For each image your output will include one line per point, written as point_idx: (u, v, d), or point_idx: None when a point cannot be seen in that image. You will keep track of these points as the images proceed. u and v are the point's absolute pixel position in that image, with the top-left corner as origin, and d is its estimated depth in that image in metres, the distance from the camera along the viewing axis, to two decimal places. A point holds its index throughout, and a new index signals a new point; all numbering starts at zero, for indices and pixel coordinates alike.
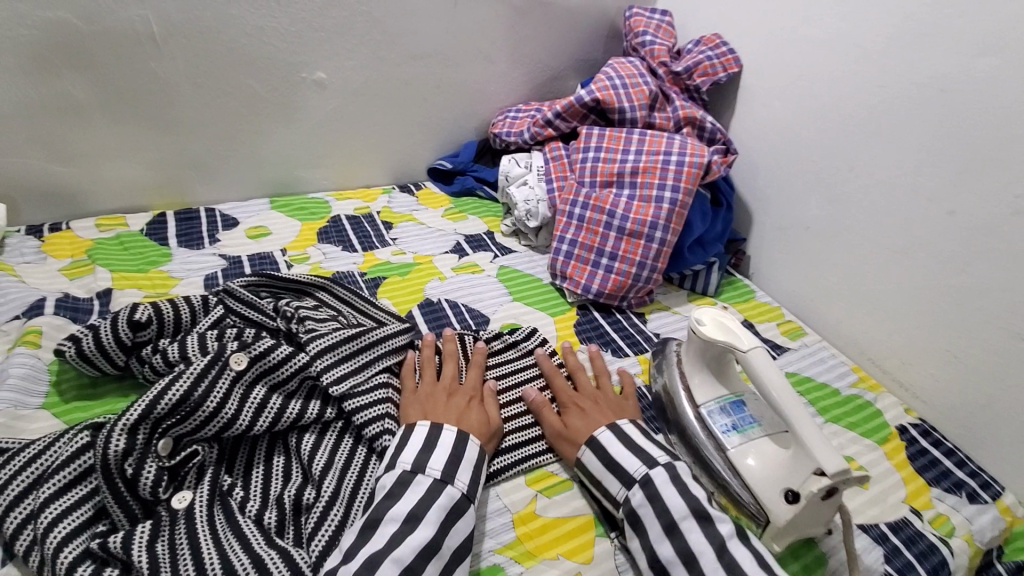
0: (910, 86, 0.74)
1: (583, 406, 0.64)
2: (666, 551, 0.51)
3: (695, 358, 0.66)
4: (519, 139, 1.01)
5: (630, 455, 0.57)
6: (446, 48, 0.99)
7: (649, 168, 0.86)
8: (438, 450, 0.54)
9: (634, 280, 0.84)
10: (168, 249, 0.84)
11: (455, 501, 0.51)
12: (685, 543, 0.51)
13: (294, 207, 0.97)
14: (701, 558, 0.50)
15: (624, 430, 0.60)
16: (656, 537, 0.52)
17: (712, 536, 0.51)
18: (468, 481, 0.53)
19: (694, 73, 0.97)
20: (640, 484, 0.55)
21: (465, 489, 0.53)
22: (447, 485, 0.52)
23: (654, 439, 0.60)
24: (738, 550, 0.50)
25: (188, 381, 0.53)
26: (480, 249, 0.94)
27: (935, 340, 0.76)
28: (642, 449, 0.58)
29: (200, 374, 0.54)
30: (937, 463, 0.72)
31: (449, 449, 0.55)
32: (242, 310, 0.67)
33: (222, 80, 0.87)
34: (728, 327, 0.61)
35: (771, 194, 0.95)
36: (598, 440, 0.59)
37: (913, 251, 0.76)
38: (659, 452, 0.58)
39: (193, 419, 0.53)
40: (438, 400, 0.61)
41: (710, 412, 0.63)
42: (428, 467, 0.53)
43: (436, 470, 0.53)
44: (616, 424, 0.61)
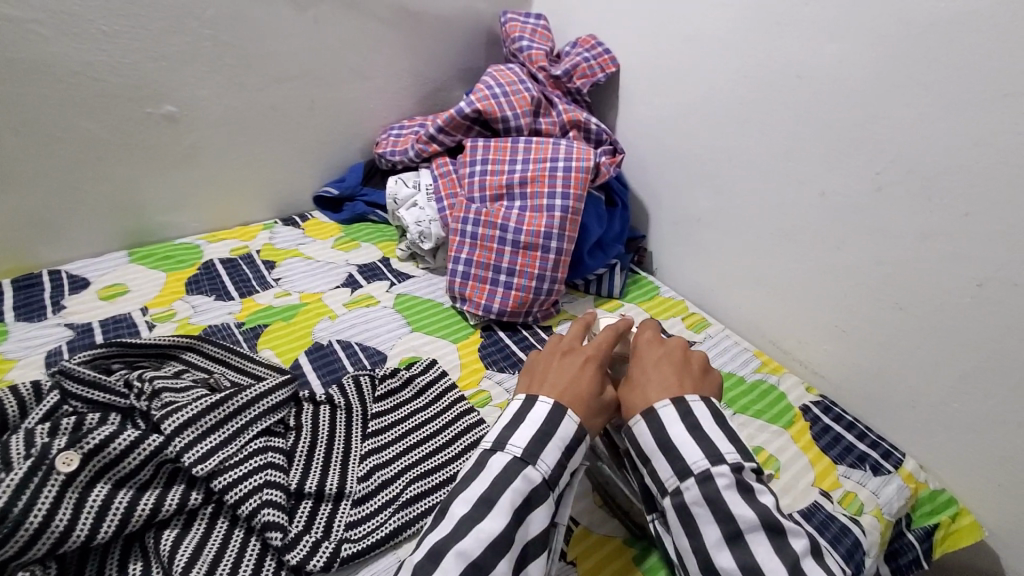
0: (772, 76, 0.76)
1: (654, 370, 0.57)
2: (724, 560, 0.47)
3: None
4: (405, 158, 0.96)
5: (694, 443, 0.51)
6: (313, 68, 0.92)
7: (537, 177, 0.84)
8: (523, 428, 0.51)
9: (535, 293, 0.81)
10: (1, 326, 0.72)
11: (535, 485, 0.49)
12: (750, 555, 0.46)
13: (158, 256, 0.87)
14: (767, 573, 0.45)
15: (691, 409, 0.53)
16: (713, 543, 0.47)
17: (783, 552, 0.46)
18: (552, 464, 0.50)
19: (573, 76, 0.95)
20: (697, 479, 0.49)
21: (546, 473, 0.50)
22: (528, 466, 0.49)
23: (728, 429, 0.52)
24: (813, 569, 0.46)
25: (3, 497, 0.45)
26: (375, 279, 0.88)
27: (826, 318, 0.78)
28: (714, 441, 0.51)
29: (19, 486, 0.46)
30: (840, 439, 0.74)
31: (535, 427, 0.52)
32: (84, 392, 0.58)
33: (49, 124, 0.76)
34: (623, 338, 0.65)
35: (662, 190, 0.96)
36: (658, 416, 0.53)
37: (796, 234, 0.78)
38: (729, 449, 0.51)
39: (13, 542, 0.45)
40: (550, 364, 0.58)
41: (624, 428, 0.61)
42: (540, 460, 0.50)
43: (518, 448, 0.50)
44: (683, 401, 0.53)
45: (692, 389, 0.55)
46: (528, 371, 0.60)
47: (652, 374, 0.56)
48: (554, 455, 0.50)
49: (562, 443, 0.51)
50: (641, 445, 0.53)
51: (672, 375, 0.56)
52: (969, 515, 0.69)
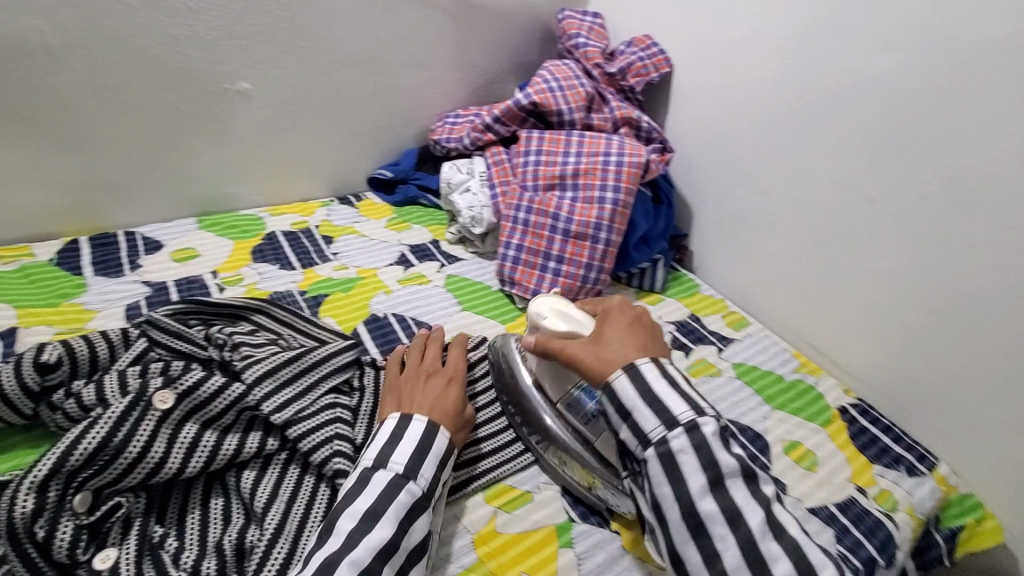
0: (826, 82, 0.78)
1: (621, 332, 0.57)
2: (708, 505, 0.48)
3: (547, 371, 0.62)
4: (459, 145, 0.99)
5: (677, 396, 0.51)
6: (376, 55, 0.96)
7: (590, 169, 0.87)
8: (405, 444, 0.52)
9: (582, 282, 0.84)
10: (83, 279, 0.77)
11: (416, 499, 0.50)
12: (728, 498, 0.48)
13: (224, 225, 0.91)
14: (748, 517, 0.47)
15: (668, 367, 0.54)
16: (698, 491, 0.48)
17: (757, 495, 0.49)
18: (430, 477, 0.51)
19: (627, 74, 0.98)
20: (684, 428, 0.50)
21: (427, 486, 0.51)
22: (408, 481, 0.50)
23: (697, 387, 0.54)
24: (780, 511, 0.50)
25: (106, 427, 0.50)
26: (426, 259, 0.91)
27: (866, 323, 0.79)
28: (692, 395, 0.52)
29: (120, 418, 0.51)
30: (877, 440, 0.76)
31: (415, 443, 0.52)
32: (168, 342, 0.62)
33: (133, 94, 0.81)
34: (566, 313, 0.62)
35: (707, 189, 0.98)
36: (640, 370, 0.53)
37: (840, 239, 0.80)
38: (706, 402, 0.52)
39: (114, 468, 0.49)
40: (415, 385, 0.59)
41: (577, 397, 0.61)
42: (420, 474, 0.51)
43: (399, 466, 0.51)
44: (661, 362, 0.54)
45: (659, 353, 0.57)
46: (388, 388, 0.60)
47: (620, 339, 0.56)
48: (431, 469, 0.52)
49: (438, 455, 0.53)
50: (620, 400, 0.52)
51: (640, 337, 0.57)
52: (993, 520, 0.71)
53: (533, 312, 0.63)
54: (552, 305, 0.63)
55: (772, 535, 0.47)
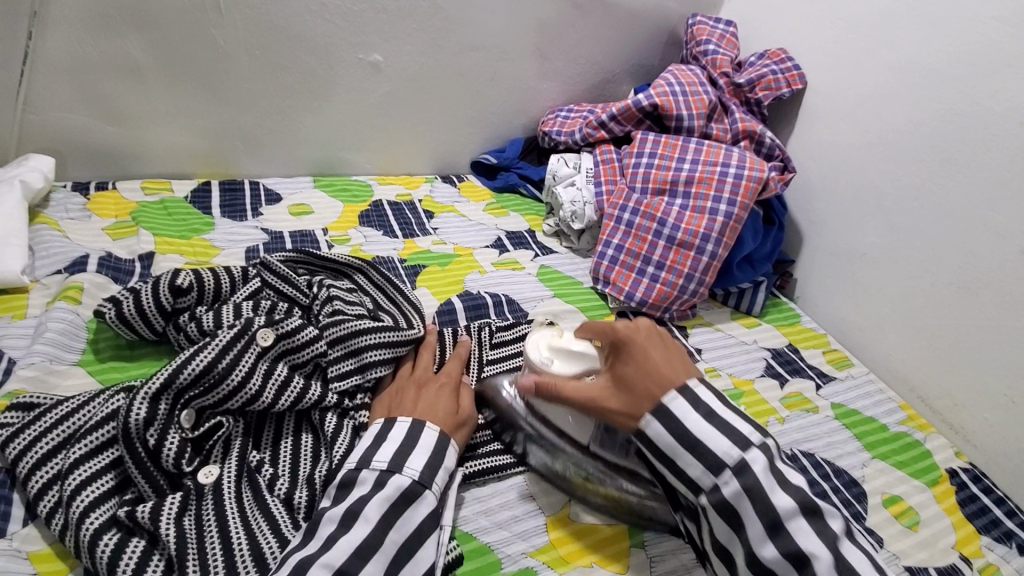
0: (990, 116, 0.71)
1: (654, 356, 0.52)
2: (730, 488, 0.47)
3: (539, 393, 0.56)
4: (570, 139, 0.99)
5: (718, 434, 0.48)
6: (503, 41, 0.97)
7: (705, 179, 0.84)
8: (386, 444, 0.51)
9: (679, 292, 0.82)
10: (211, 218, 0.83)
11: (405, 489, 0.48)
12: (782, 525, 0.45)
13: (337, 188, 0.96)
14: (816, 561, 0.44)
15: (698, 394, 0.50)
16: (757, 538, 0.45)
17: (823, 533, 0.45)
18: (420, 468, 0.50)
19: (757, 86, 0.94)
20: (734, 471, 0.47)
21: (415, 476, 0.49)
22: (395, 475, 0.49)
23: (735, 407, 0.51)
24: (852, 552, 0.45)
25: (213, 352, 0.52)
26: (521, 247, 0.92)
27: (995, 385, 0.72)
28: (732, 425, 0.49)
29: (226, 346, 0.52)
30: (986, 510, 0.68)
31: (398, 442, 0.51)
32: (277, 284, 0.66)
33: (280, 54, 0.86)
34: (565, 348, 0.57)
35: (826, 217, 0.92)
36: (668, 409, 0.49)
37: (979, 289, 0.73)
38: (750, 429, 0.49)
39: (217, 392, 0.51)
40: (406, 393, 0.57)
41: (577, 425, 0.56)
42: (405, 466, 0.49)
43: (383, 463, 0.49)
44: (689, 386, 0.50)
45: (689, 371, 0.52)
46: (380, 397, 0.59)
47: (653, 362, 0.51)
48: (421, 460, 0.50)
49: (427, 449, 0.51)
50: (659, 448, 0.49)
51: (665, 362, 0.52)
52: None
53: (535, 359, 0.58)
54: (551, 344, 0.58)
55: None
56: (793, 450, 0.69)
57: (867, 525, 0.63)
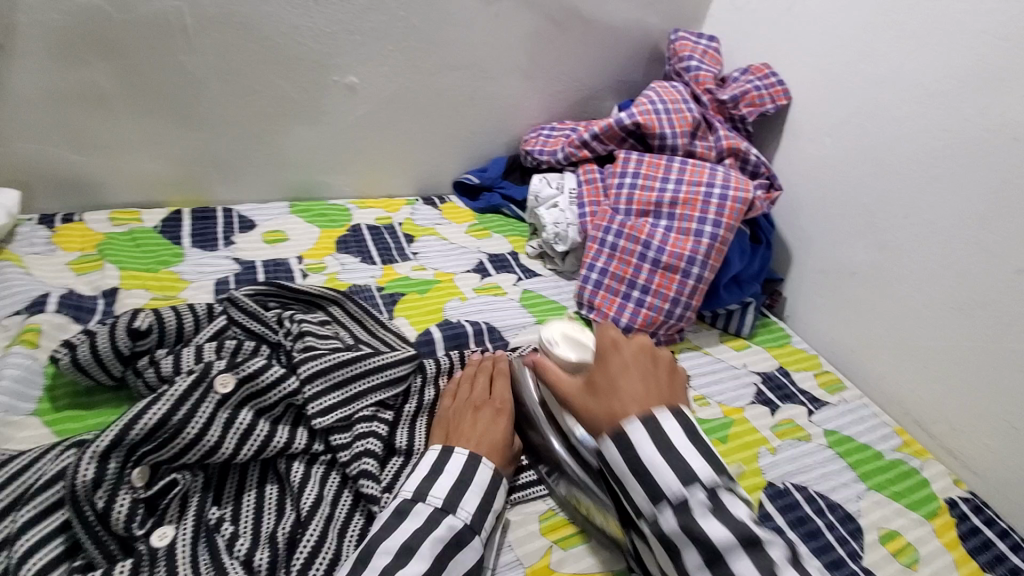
0: (979, 133, 0.70)
1: (631, 373, 0.51)
2: (668, 526, 0.45)
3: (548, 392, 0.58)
4: (552, 159, 0.97)
5: (667, 468, 0.46)
6: (482, 60, 0.95)
7: (690, 200, 0.82)
8: (443, 478, 0.51)
9: (666, 316, 0.79)
10: (181, 249, 0.80)
11: (456, 532, 0.48)
12: (689, 520, 0.45)
13: (314, 213, 0.94)
14: None
15: (663, 426, 0.48)
16: None
17: None
18: (472, 511, 0.50)
19: (740, 103, 0.93)
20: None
21: (467, 519, 0.49)
22: (447, 515, 0.49)
23: (699, 440, 0.48)
24: None
25: (168, 404, 0.49)
26: (503, 270, 0.89)
27: (993, 410, 0.70)
28: (674, 443, 0.47)
29: (182, 396, 0.50)
30: (988, 543, 0.66)
31: (454, 477, 0.51)
32: (245, 321, 0.63)
33: (252, 79, 0.84)
34: (579, 341, 0.68)
35: (814, 235, 0.90)
36: (626, 437, 0.47)
37: (973, 312, 0.71)
38: (701, 463, 0.47)
39: (172, 446, 0.49)
40: (465, 417, 0.57)
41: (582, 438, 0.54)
42: (460, 508, 0.49)
43: (438, 500, 0.49)
44: (656, 417, 0.48)
45: (662, 403, 0.50)
46: (438, 418, 0.59)
47: (623, 379, 0.51)
48: (473, 502, 0.50)
49: (480, 489, 0.51)
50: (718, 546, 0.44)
51: (639, 386, 0.51)
52: None
53: (545, 338, 0.69)
54: (564, 332, 0.69)
55: None
56: (784, 483, 0.66)
57: (863, 564, 0.60)
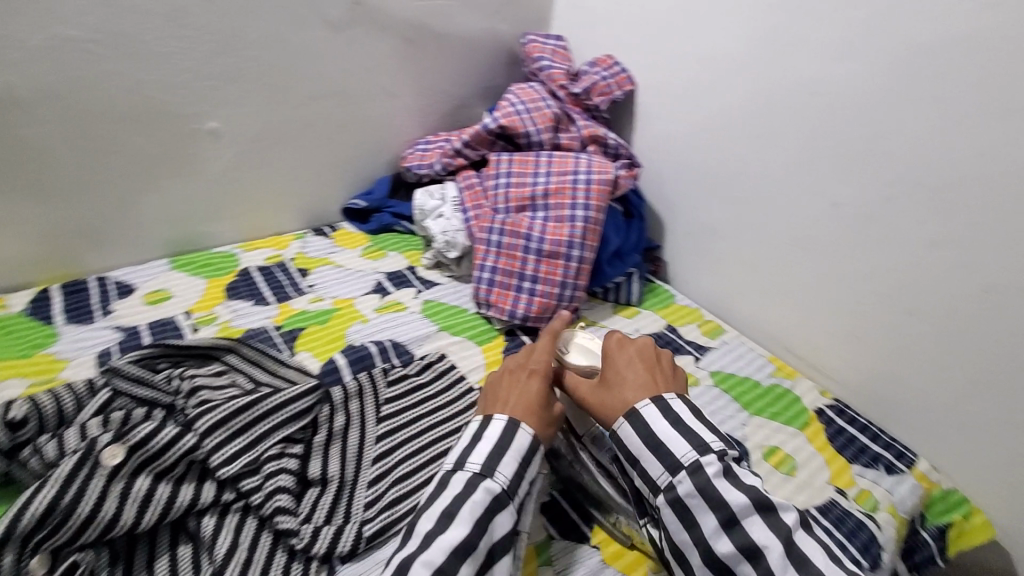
0: (782, 92, 0.80)
1: (634, 370, 0.60)
2: (724, 545, 0.50)
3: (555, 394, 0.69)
4: (431, 171, 1.00)
5: (682, 438, 0.54)
6: (344, 87, 0.97)
7: (560, 189, 0.88)
8: (482, 444, 0.55)
9: (558, 299, 0.85)
10: (54, 327, 0.76)
11: (495, 495, 0.52)
12: (746, 536, 0.49)
13: (198, 264, 0.92)
14: (770, 553, 0.48)
15: (671, 405, 0.56)
16: (714, 535, 0.50)
17: (793, 547, 0.49)
18: (508, 476, 0.53)
19: (592, 93, 1.00)
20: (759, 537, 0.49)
21: (505, 484, 0.52)
22: (487, 478, 0.52)
23: (707, 424, 0.57)
24: None
25: (55, 487, 0.49)
26: (402, 286, 0.92)
27: (840, 325, 0.81)
28: (696, 434, 0.54)
29: (69, 476, 0.49)
30: (853, 440, 0.77)
31: (495, 442, 0.55)
32: (132, 389, 0.61)
33: (103, 140, 0.81)
34: (590, 349, 0.69)
35: (678, 201, 0.99)
36: (640, 415, 0.56)
37: (807, 246, 0.82)
38: (712, 439, 0.55)
39: (66, 528, 0.48)
40: (517, 382, 0.61)
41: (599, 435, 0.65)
42: (496, 471, 0.53)
43: (476, 465, 0.53)
44: (662, 397, 0.57)
45: (667, 388, 0.59)
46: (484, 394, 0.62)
47: (629, 374, 0.60)
48: (509, 467, 0.53)
49: (517, 454, 0.54)
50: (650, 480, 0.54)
51: (642, 375, 0.60)
52: (980, 514, 0.72)
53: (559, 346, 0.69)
54: (583, 347, 0.69)
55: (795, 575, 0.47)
56: None
57: None
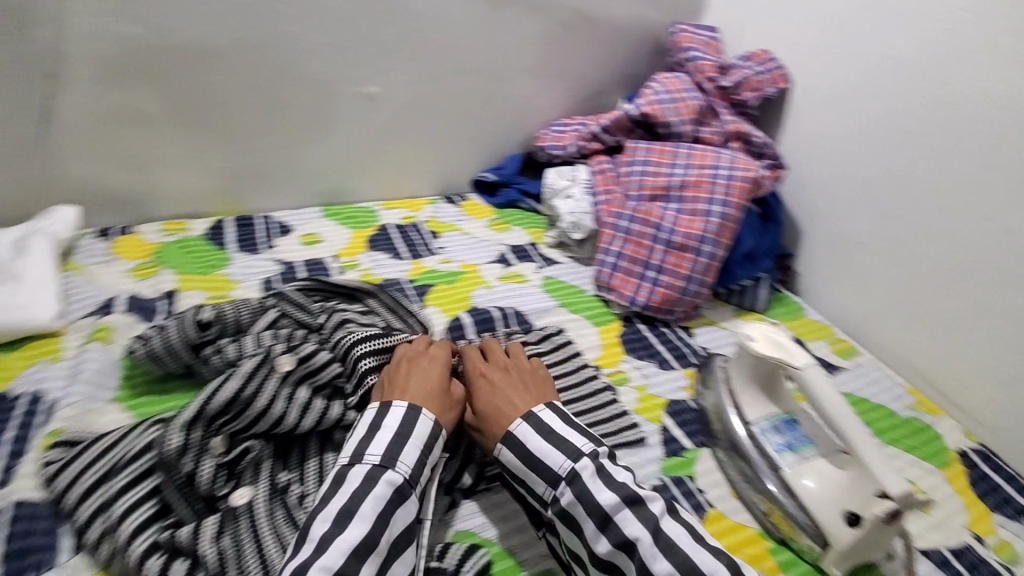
0: (961, 101, 0.75)
1: (492, 385, 0.59)
2: (603, 547, 0.49)
3: (744, 376, 0.67)
4: (564, 153, 1.01)
5: (556, 450, 0.53)
6: (493, 64, 1.01)
7: (698, 182, 0.86)
8: (381, 434, 0.52)
9: (681, 292, 0.84)
10: (227, 253, 0.87)
11: (397, 487, 0.49)
12: (620, 534, 0.49)
13: (344, 215, 1.00)
14: (638, 544, 0.48)
15: (542, 419, 0.55)
16: (592, 536, 0.50)
17: (646, 518, 0.49)
18: (411, 465, 0.51)
19: (742, 88, 0.96)
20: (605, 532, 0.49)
21: (407, 474, 0.50)
22: (387, 471, 0.50)
23: (579, 426, 0.56)
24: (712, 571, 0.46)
25: (239, 380, 0.55)
26: (524, 260, 0.95)
27: (999, 363, 0.73)
28: (564, 438, 0.54)
29: (250, 373, 0.56)
30: (999, 489, 0.70)
31: (393, 432, 0.52)
32: (295, 313, 0.69)
33: (284, 95, 0.90)
34: (777, 341, 0.63)
35: (821, 210, 0.93)
36: (514, 435, 0.54)
37: (969, 271, 0.75)
38: (584, 441, 0.54)
39: (244, 417, 0.55)
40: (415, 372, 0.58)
41: (763, 431, 0.64)
42: (399, 462, 0.50)
43: (374, 458, 0.50)
44: (531, 413, 0.56)
45: (532, 402, 0.58)
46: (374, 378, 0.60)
47: (495, 389, 0.59)
48: (413, 456, 0.51)
49: (419, 442, 0.52)
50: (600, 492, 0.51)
51: (516, 393, 0.59)
52: None
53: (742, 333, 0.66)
54: (767, 335, 0.64)
55: (661, 555, 0.47)
56: None
57: None
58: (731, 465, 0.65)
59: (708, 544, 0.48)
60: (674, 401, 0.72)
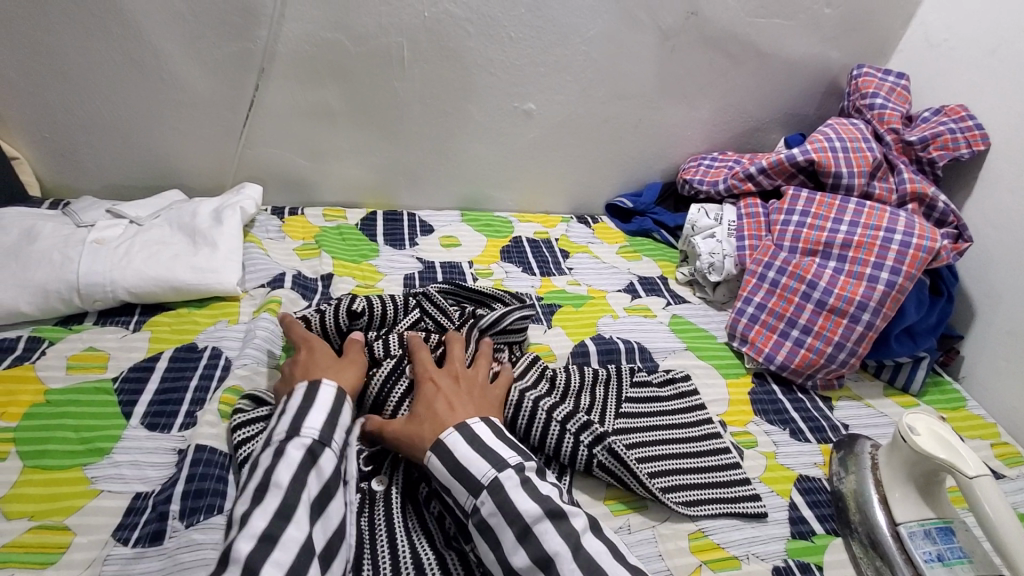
0: None
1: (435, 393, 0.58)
2: (519, 560, 0.46)
3: (897, 470, 0.61)
4: (712, 190, 0.98)
5: (479, 458, 0.51)
6: (652, 92, 0.99)
7: (865, 243, 0.79)
8: (314, 411, 0.52)
9: (826, 360, 0.77)
10: (377, 245, 0.94)
11: (307, 448, 0.50)
12: (540, 549, 0.46)
13: (481, 222, 1.04)
14: (557, 559, 0.45)
15: (474, 429, 0.53)
16: (510, 547, 0.47)
17: (567, 534, 0.47)
18: (318, 428, 0.51)
19: (931, 145, 0.87)
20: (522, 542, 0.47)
21: (316, 435, 0.51)
22: (314, 442, 0.50)
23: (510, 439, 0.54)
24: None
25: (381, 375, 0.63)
26: (653, 293, 0.92)
27: None
28: (494, 449, 0.51)
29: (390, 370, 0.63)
30: None
31: (325, 408, 0.53)
32: (434, 314, 0.73)
33: (448, 104, 0.95)
34: (946, 440, 0.57)
35: (1008, 294, 0.82)
36: (443, 444, 0.52)
37: None
38: (510, 453, 0.52)
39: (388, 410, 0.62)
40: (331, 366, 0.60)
41: (911, 533, 0.57)
42: (303, 426, 0.51)
43: (312, 430, 0.51)
44: (467, 423, 0.53)
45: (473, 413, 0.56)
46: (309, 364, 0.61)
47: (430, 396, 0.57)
48: (319, 419, 0.52)
49: (323, 408, 0.53)
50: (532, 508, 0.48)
51: (463, 404, 0.57)
52: None
53: (903, 422, 0.60)
54: (933, 431, 0.58)
55: (580, 571, 0.45)
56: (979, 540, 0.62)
57: None
58: (866, 562, 0.58)
59: (625, 561, 0.46)
60: (805, 476, 0.67)
